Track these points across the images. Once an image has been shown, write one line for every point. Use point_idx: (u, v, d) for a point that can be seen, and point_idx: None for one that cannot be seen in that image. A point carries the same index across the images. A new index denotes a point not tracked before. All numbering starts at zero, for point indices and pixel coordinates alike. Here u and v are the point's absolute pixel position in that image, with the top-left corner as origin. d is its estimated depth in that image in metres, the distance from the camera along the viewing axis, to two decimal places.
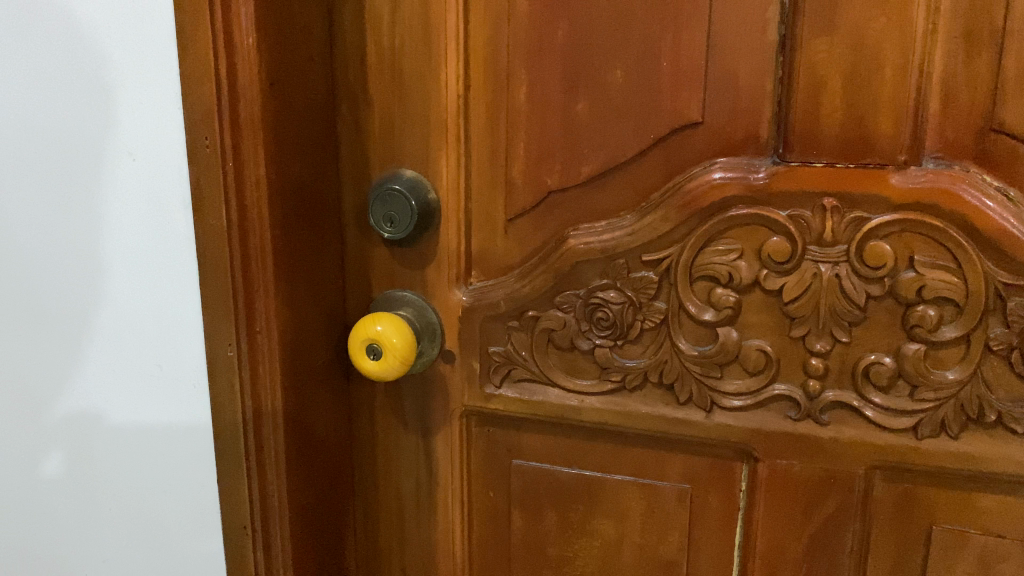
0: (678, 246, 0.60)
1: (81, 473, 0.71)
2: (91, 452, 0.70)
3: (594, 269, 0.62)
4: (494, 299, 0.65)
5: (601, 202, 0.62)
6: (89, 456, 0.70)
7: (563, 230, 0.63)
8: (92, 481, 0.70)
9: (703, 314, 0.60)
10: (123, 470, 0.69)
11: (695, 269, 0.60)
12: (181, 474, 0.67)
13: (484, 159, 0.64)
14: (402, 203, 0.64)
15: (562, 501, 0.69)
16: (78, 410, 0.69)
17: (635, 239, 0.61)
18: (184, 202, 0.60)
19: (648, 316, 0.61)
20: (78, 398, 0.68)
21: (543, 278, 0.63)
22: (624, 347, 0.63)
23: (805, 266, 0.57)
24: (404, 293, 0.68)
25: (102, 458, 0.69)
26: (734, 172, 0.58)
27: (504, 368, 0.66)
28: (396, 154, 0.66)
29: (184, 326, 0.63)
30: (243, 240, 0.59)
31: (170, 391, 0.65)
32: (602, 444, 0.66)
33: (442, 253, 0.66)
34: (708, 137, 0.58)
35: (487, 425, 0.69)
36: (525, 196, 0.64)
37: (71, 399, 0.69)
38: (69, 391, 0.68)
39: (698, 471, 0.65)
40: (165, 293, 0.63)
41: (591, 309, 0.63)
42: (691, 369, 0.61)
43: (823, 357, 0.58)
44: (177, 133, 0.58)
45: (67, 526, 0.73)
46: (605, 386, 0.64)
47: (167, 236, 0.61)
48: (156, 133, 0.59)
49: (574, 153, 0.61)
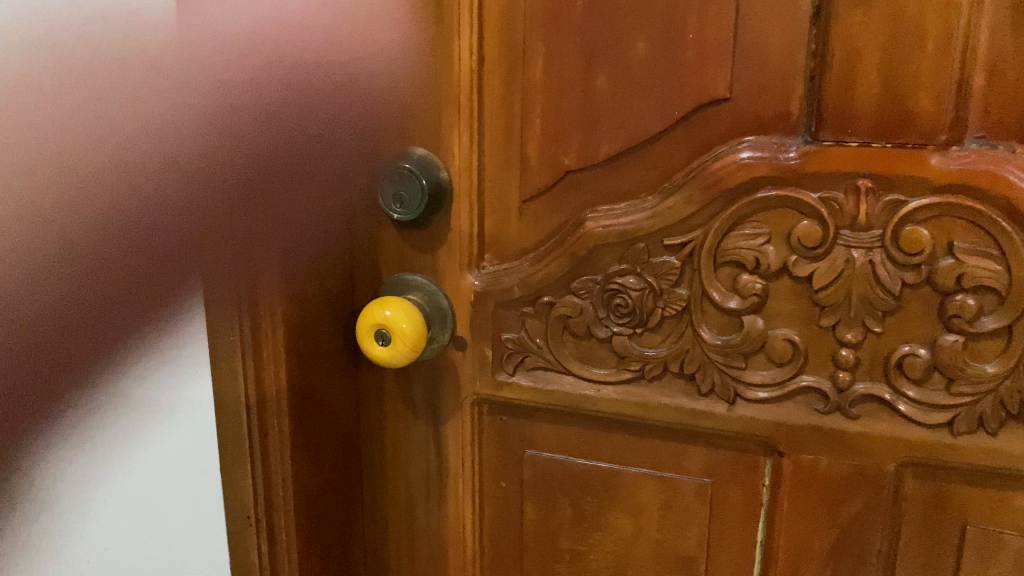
0: (702, 229, 0.57)
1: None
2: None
3: (613, 254, 0.59)
4: (508, 284, 0.63)
5: (621, 183, 0.59)
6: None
7: (581, 212, 0.60)
8: None
9: (728, 303, 0.57)
10: (122, 459, 0.67)
11: (720, 254, 0.57)
12: (181, 466, 0.65)
13: (498, 136, 0.61)
14: (413, 183, 0.61)
15: (577, 494, 0.66)
16: None
17: (656, 223, 0.58)
18: (184, 181, 0.57)
19: (670, 304, 0.58)
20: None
21: (559, 262, 0.61)
22: (644, 335, 0.60)
23: (837, 252, 0.54)
24: (414, 277, 0.65)
25: None
26: (762, 151, 0.55)
27: (517, 356, 0.64)
28: (407, 132, 0.63)
29: (183, 311, 0.60)
30: (246, 220, 0.56)
31: (167, 379, 0.62)
32: (618, 436, 0.64)
33: (454, 235, 0.64)
34: (736, 114, 0.55)
35: (499, 415, 0.67)
36: (540, 176, 0.61)
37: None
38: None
39: (720, 465, 0.62)
40: (163, 277, 0.60)
41: (609, 296, 0.60)
42: (714, 359, 0.58)
43: (854, 348, 0.56)
44: (174, 108, 0.55)
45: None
46: (623, 376, 0.61)
47: (166, 217, 0.58)
48: (153, 108, 0.56)
49: (593, 131, 0.58)
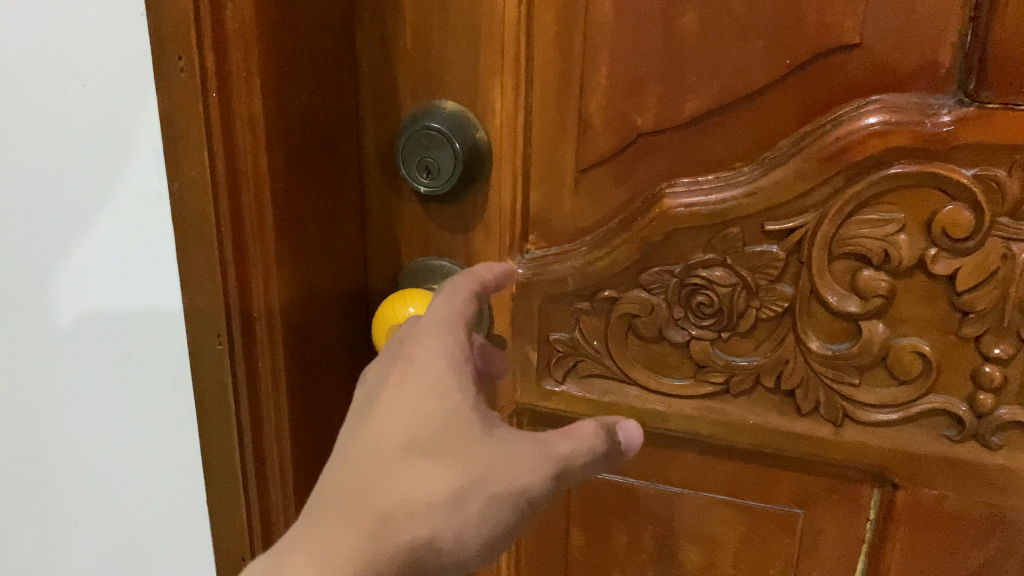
0: (816, 213, 0.45)
1: (50, 458, 0.60)
2: (62, 436, 0.59)
3: (697, 241, 0.47)
4: (560, 274, 0.51)
5: (708, 152, 0.47)
6: (59, 440, 0.59)
7: (655, 187, 0.48)
8: (58, 467, 0.60)
9: (844, 306, 0.46)
10: (101, 459, 0.58)
11: (838, 245, 0.45)
12: (162, 474, 0.57)
13: (552, 87, 0.48)
14: (445, 149, 0.48)
15: (634, 521, 0.55)
16: (35, 387, 0.58)
17: (756, 203, 0.45)
18: (154, 149, 0.46)
19: (766, 304, 0.47)
20: (37, 378, 0.57)
21: (625, 249, 0.49)
22: (731, 341, 0.49)
23: (991, 244, 0.42)
24: (442, 262, 0.53)
25: (70, 442, 0.59)
26: (900, 115, 0.42)
27: (568, 361, 0.52)
28: (433, 81, 0.49)
29: (160, 309, 0.51)
30: (233, 198, 0.44)
31: (145, 379, 0.54)
32: (689, 458, 0.52)
33: (492, 212, 0.51)
34: (867, 65, 0.43)
35: (542, 426, 0.55)
36: (604, 140, 0.48)
37: (32, 378, 0.57)
38: (29, 370, 0.57)
39: (814, 495, 0.51)
40: (133, 263, 0.50)
41: (689, 293, 0.48)
42: (821, 373, 0.47)
43: (1001, 365, 0.44)
44: (141, 59, 0.44)
45: (34, 512, 0.63)
46: (703, 390, 0.50)
47: (132, 193, 0.48)
48: (111, 55, 0.45)
49: (678, 83, 0.46)
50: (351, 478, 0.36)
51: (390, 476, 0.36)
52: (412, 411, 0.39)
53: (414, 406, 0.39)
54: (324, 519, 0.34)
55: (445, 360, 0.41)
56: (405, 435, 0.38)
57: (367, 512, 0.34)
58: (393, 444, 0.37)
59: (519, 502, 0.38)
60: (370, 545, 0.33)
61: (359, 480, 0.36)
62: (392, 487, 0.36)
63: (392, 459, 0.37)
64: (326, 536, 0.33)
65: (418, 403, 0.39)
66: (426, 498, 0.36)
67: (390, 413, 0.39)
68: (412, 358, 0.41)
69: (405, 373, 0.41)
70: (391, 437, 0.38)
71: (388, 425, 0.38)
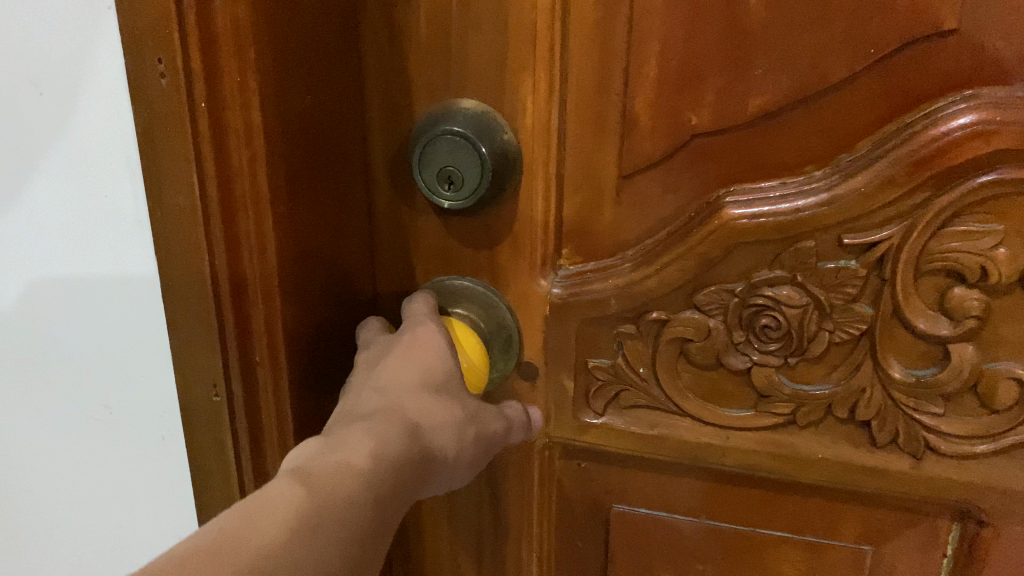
0: (902, 226, 0.39)
1: (21, 506, 0.54)
2: (34, 486, 0.52)
3: (762, 257, 0.42)
4: (600, 295, 0.44)
5: (773, 154, 0.41)
6: (33, 491, 0.52)
7: (711, 195, 0.42)
8: (35, 518, 0.54)
9: (932, 328, 0.40)
10: (82, 510, 0.52)
11: (926, 260, 0.39)
12: (152, 529, 0.51)
13: (591, 83, 0.41)
14: (466, 153, 0.41)
15: (682, 559, 0.51)
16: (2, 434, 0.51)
17: (831, 214, 0.40)
18: (130, 170, 0.39)
19: (841, 326, 0.42)
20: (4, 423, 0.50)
21: (676, 267, 0.43)
22: (799, 367, 0.43)
23: None
24: (464, 282, 0.47)
25: (44, 494, 0.52)
26: (1003, 113, 0.36)
27: (610, 390, 0.46)
28: (452, 76, 0.42)
29: (143, 350, 0.44)
30: (227, 226, 0.37)
31: (128, 428, 0.47)
32: (745, 493, 0.48)
33: (521, 225, 0.45)
34: (965, 54, 0.37)
35: (580, 459, 0.50)
36: (653, 142, 0.42)
37: None
38: None
39: (886, 530, 0.46)
40: (110, 300, 0.43)
41: (753, 315, 0.42)
42: (901, 403, 0.42)
43: None
44: (107, 60, 0.37)
45: (15, 563, 0.57)
46: (765, 421, 0.44)
47: (104, 219, 0.41)
48: (73, 60, 0.37)
49: (741, 77, 0.39)
50: (369, 407, 0.37)
51: (408, 409, 0.38)
52: (422, 363, 0.40)
53: (429, 368, 0.40)
54: (356, 433, 0.35)
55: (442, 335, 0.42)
56: (418, 377, 0.39)
57: (396, 433, 0.36)
58: (407, 384, 0.39)
59: (488, 439, 0.42)
60: (402, 458, 0.35)
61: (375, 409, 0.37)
62: (412, 417, 0.37)
63: (407, 395, 0.38)
64: (369, 445, 0.34)
65: (429, 364, 0.40)
66: (437, 429, 0.38)
67: (398, 362, 0.40)
68: (409, 326, 0.42)
69: (405, 334, 0.41)
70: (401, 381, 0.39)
71: (399, 368, 0.39)
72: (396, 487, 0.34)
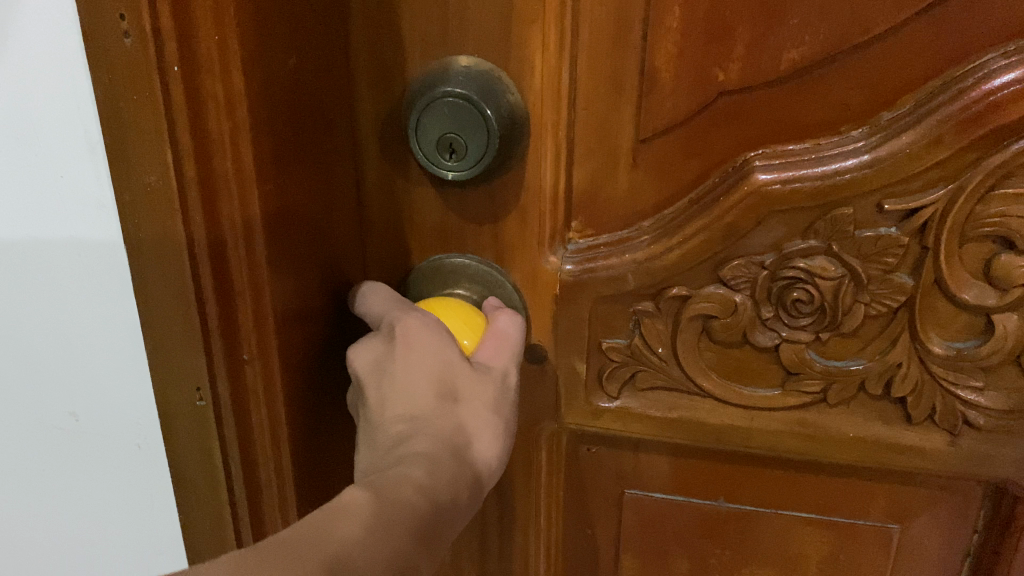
0: (948, 189, 0.36)
1: None
2: None
3: (795, 225, 0.38)
4: (616, 270, 0.41)
5: (808, 113, 0.37)
6: None
7: (739, 159, 0.39)
8: None
9: (976, 297, 0.37)
10: (44, 526, 0.47)
11: (973, 225, 0.36)
12: (126, 542, 0.46)
13: (607, 41, 0.37)
14: (470, 116, 0.37)
15: (699, 544, 0.48)
16: None
17: (872, 178, 0.36)
18: (90, 148, 0.34)
19: (878, 298, 0.39)
20: None
21: (700, 238, 0.39)
22: (830, 341, 0.40)
23: None
24: (464, 260, 0.43)
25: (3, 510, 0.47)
26: None
27: (626, 372, 0.43)
28: (450, 32, 0.38)
29: (112, 349, 0.39)
30: (208, 209, 0.32)
31: (97, 435, 0.42)
32: (768, 474, 0.45)
33: (528, 198, 0.41)
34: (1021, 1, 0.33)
35: (592, 443, 0.47)
36: (674, 103, 0.38)
37: None
38: None
39: (915, 507, 0.44)
40: (70, 295, 0.38)
41: (783, 289, 0.39)
42: (940, 377, 0.39)
43: None
44: (57, 21, 0.31)
45: None
46: (794, 400, 0.42)
47: (62, 204, 0.36)
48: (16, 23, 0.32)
49: (775, 29, 0.35)
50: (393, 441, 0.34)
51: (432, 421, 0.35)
52: (428, 361, 0.36)
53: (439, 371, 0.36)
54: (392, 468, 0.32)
55: (434, 322, 0.37)
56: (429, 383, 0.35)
57: (432, 454, 0.33)
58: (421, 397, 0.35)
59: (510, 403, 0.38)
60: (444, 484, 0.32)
61: (402, 435, 0.35)
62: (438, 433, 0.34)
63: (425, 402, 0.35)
64: (414, 475, 0.32)
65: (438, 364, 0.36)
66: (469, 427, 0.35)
67: (402, 370, 0.36)
68: (395, 318, 0.37)
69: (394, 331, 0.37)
70: (413, 390, 0.36)
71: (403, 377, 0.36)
72: (455, 504, 0.32)
